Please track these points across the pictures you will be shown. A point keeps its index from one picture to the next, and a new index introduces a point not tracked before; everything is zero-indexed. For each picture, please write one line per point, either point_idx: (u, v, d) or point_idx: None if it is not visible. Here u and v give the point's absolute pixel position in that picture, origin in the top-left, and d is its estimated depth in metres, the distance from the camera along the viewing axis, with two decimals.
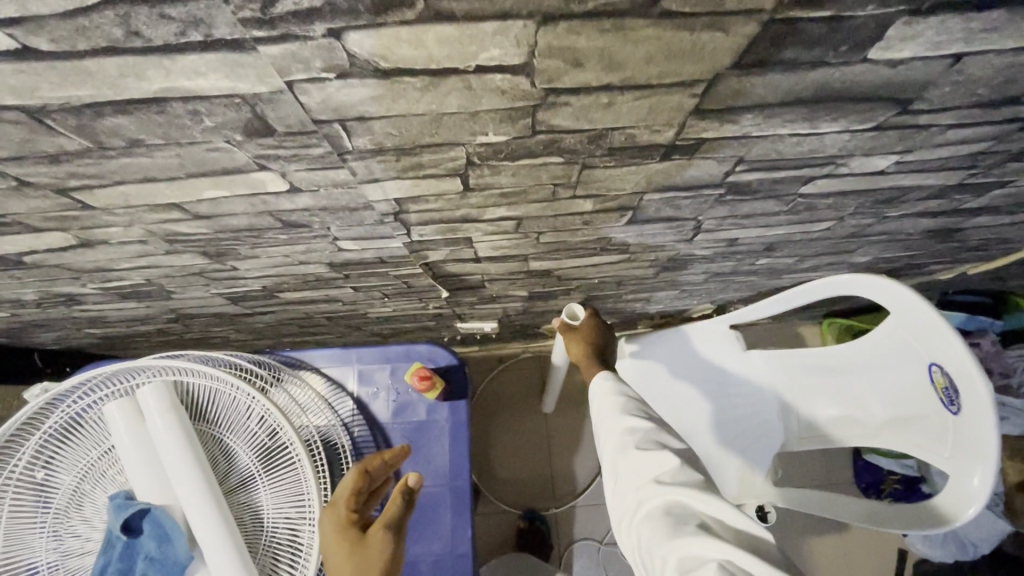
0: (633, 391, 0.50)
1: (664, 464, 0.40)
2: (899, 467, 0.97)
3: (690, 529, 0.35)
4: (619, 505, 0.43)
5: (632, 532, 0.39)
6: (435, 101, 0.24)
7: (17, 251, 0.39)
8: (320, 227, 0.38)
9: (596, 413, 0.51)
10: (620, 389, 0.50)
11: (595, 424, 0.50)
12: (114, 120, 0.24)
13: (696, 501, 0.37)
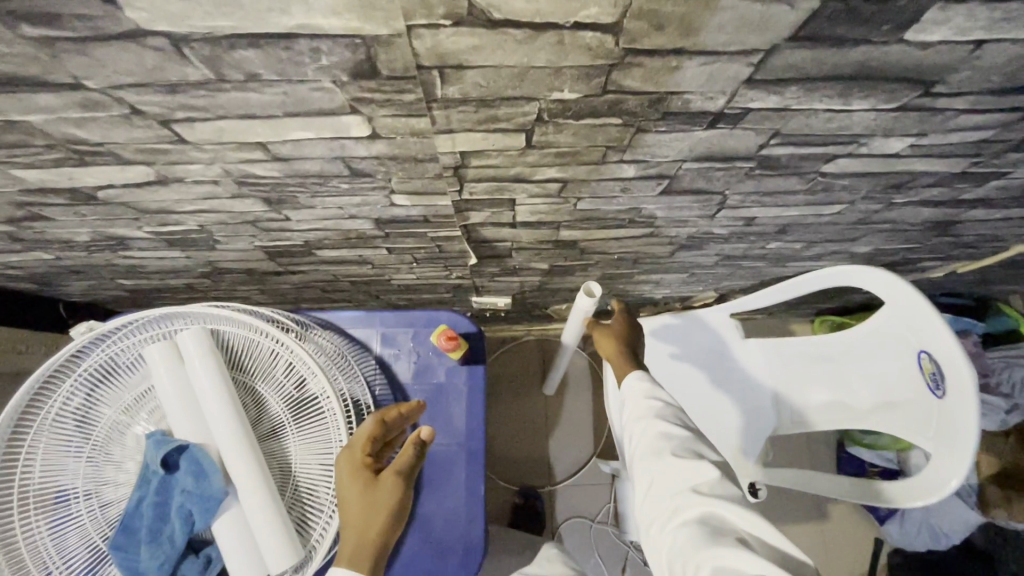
0: (666, 392, 0.55)
1: (703, 475, 0.44)
2: (880, 460, 1.03)
3: (728, 539, 0.39)
4: (650, 509, 0.47)
5: (664, 536, 0.43)
6: (528, 54, 0.27)
7: (95, 184, 0.41)
8: (382, 177, 0.42)
9: (630, 411, 0.55)
10: (655, 390, 0.54)
11: (627, 424, 0.55)
12: (242, 53, 0.27)
13: (734, 517, 0.41)
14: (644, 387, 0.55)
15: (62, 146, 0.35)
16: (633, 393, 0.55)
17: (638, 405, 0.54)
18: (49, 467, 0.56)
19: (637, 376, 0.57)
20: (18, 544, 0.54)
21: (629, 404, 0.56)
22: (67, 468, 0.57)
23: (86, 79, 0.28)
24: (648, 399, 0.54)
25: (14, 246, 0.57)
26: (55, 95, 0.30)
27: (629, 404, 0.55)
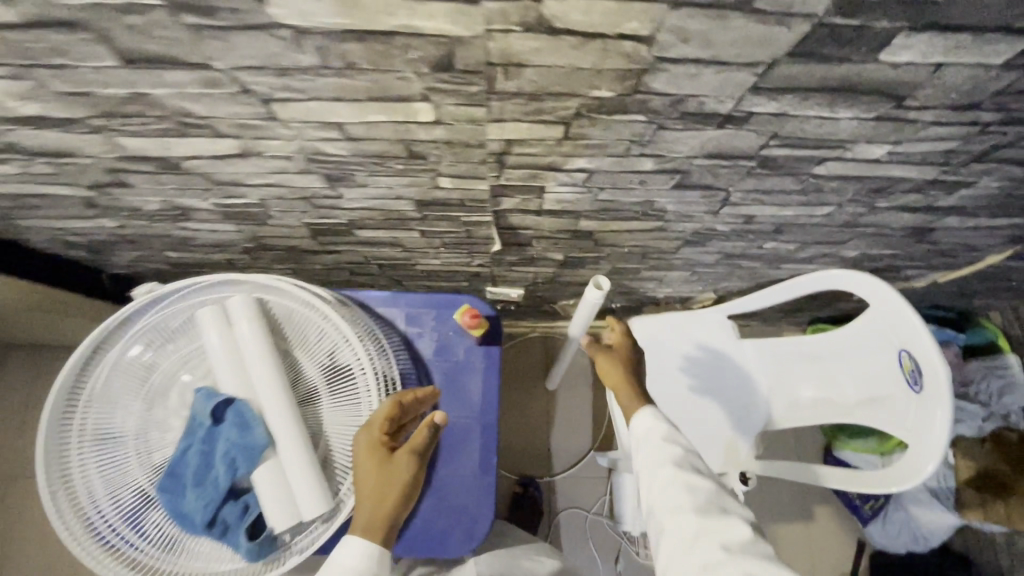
0: (681, 436, 0.58)
1: (734, 536, 0.47)
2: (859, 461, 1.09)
3: None
4: (671, 561, 0.49)
5: None
6: (578, 57, 0.34)
7: (183, 155, 0.48)
8: (434, 160, 0.48)
9: (643, 453, 0.57)
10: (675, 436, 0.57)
11: (638, 466, 0.57)
12: (348, 46, 0.33)
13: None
14: (665, 436, 0.57)
15: (173, 119, 0.42)
16: (655, 440, 0.57)
17: (660, 452, 0.55)
18: (106, 413, 0.63)
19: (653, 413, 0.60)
20: (78, 479, 0.62)
21: (647, 447, 0.57)
22: (120, 415, 0.63)
23: (214, 61, 0.35)
24: (674, 449, 0.55)
25: (87, 213, 0.63)
26: (184, 74, 0.36)
27: (647, 448, 0.57)
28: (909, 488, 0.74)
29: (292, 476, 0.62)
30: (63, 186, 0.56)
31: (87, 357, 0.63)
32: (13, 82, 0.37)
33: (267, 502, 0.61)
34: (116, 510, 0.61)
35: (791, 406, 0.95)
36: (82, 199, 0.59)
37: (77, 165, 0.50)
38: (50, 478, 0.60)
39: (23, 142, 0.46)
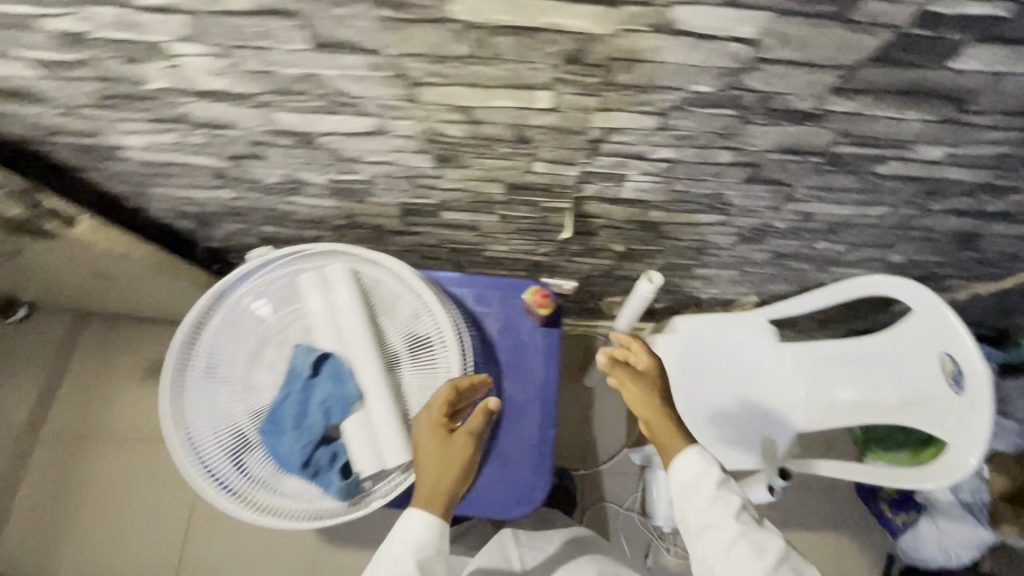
0: (730, 481, 0.62)
1: None
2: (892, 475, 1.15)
3: None
4: None
5: None
6: (690, 55, 0.41)
7: (323, 131, 0.55)
8: (537, 144, 0.55)
9: (698, 506, 0.60)
10: (728, 486, 0.61)
11: (693, 519, 0.60)
12: (500, 39, 0.41)
13: None
14: (720, 488, 0.60)
15: (330, 97, 0.49)
16: (712, 493, 0.60)
17: (718, 506, 0.59)
18: (220, 360, 0.71)
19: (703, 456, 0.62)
20: (193, 418, 0.69)
21: (702, 497, 0.60)
22: (232, 364, 0.71)
23: (387, 47, 0.42)
24: (732, 505, 0.59)
25: (212, 183, 0.71)
26: (357, 58, 0.44)
27: (703, 498, 0.60)
28: (946, 483, 0.78)
29: (379, 430, 0.68)
30: (205, 156, 0.64)
31: (205, 310, 0.71)
32: (214, 59, 0.45)
33: (357, 450, 0.68)
34: (220, 447, 0.69)
35: (828, 407, 1.01)
36: (215, 169, 0.67)
37: (227, 137, 0.59)
38: (170, 415, 0.68)
39: (194, 114, 0.54)
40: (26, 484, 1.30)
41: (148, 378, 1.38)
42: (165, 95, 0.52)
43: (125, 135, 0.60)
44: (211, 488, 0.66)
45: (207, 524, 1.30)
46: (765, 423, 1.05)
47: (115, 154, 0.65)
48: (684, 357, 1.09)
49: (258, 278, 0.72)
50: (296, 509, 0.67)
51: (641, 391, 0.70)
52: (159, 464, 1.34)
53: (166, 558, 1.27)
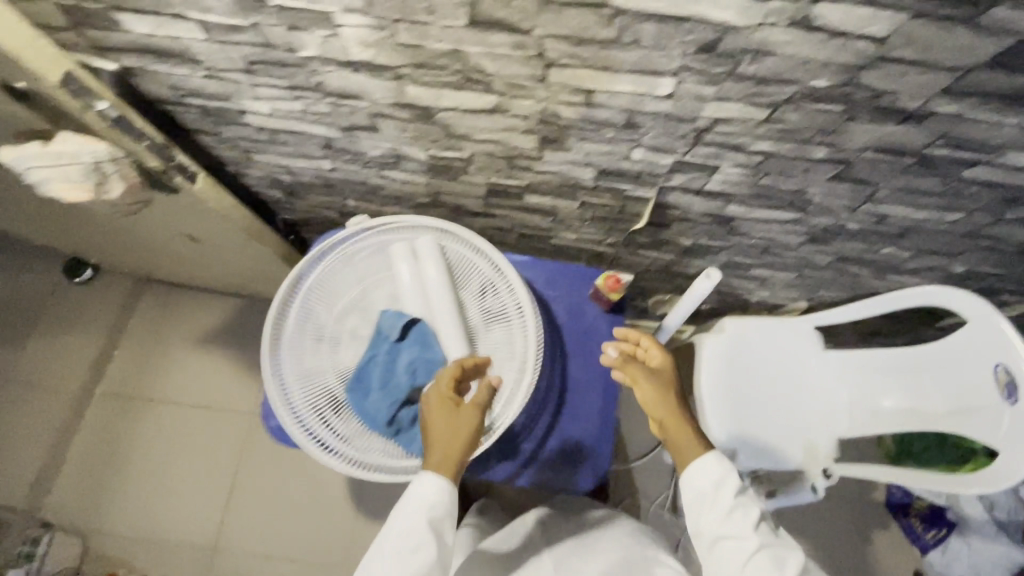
0: (747, 494, 0.65)
1: None
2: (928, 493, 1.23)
3: None
4: None
5: None
6: (817, 50, 0.44)
7: (444, 106, 0.60)
8: (643, 130, 0.59)
9: (716, 520, 0.63)
10: (745, 500, 0.64)
11: (710, 531, 0.63)
12: (645, 25, 0.45)
13: None
14: (738, 497, 0.64)
15: (464, 73, 0.54)
16: (730, 503, 0.63)
17: (736, 516, 0.63)
18: (315, 321, 0.76)
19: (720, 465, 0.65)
20: (288, 369, 0.75)
21: (720, 506, 0.63)
22: (325, 324, 0.77)
23: (536, 28, 0.47)
24: (750, 516, 0.62)
25: (316, 153, 0.76)
26: (504, 36, 0.48)
27: (720, 507, 0.63)
28: (993, 489, 0.81)
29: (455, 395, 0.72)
30: (320, 126, 0.69)
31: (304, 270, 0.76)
32: (371, 31, 0.50)
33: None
34: (310, 397, 0.74)
35: (871, 415, 1.03)
36: (324, 139, 0.72)
37: (350, 107, 0.63)
38: (270, 368, 0.73)
39: (329, 83, 0.59)
40: (80, 439, 1.34)
41: (201, 346, 1.42)
42: (308, 63, 0.56)
43: (254, 100, 0.65)
44: (304, 437, 0.72)
45: (249, 492, 1.34)
46: (806, 427, 1.07)
47: (237, 118, 0.69)
48: (730, 358, 1.08)
49: (354, 245, 0.77)
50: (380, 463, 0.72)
51: (657, 391, 0.71)
52: (207, 429, 1.38)
53: (210, 519, 1.31)
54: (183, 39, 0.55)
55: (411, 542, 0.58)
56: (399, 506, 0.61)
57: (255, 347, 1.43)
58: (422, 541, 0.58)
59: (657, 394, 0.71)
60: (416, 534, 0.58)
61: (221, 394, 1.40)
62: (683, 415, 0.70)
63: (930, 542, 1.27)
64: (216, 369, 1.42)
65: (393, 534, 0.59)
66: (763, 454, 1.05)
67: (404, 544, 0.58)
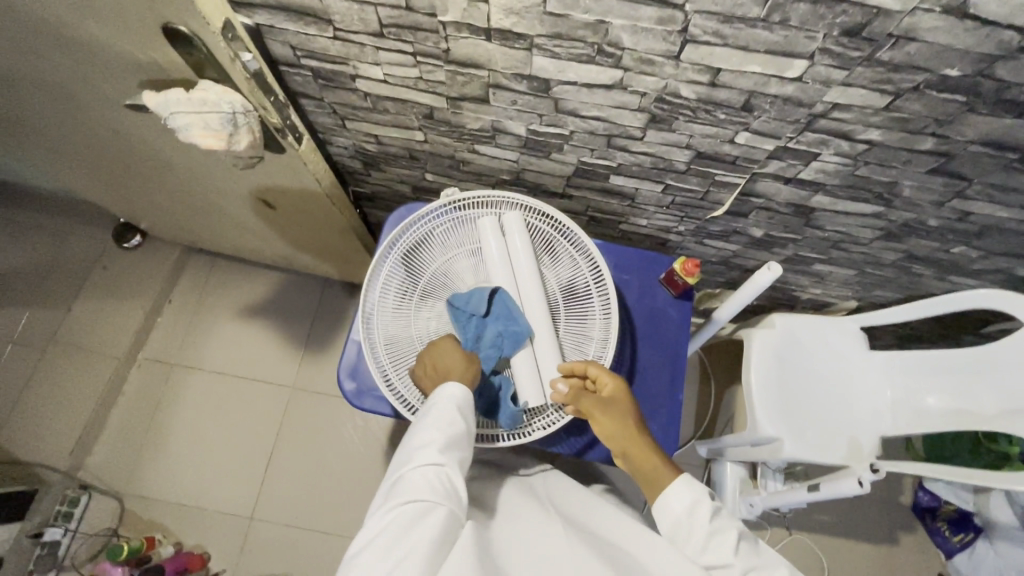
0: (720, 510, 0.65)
1: None
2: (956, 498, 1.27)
3: None
4: None
5: None
6: (961, 38, 0.47)
7: (565, 79, 0.62)
8: (757, 114, 0.61)
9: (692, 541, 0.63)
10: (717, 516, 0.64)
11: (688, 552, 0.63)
12: (799, 5, 0.47)
13: None
14: (713, 522, 0.64)
15: (599, 46, 0.56)
16: (705, 527, 0.63)
17: (714, 542, 0.62)
18: (405, 292, 0.80)
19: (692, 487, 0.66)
20: (378, 330, 0.78)
21: (696, 534, 0.63)
22: (414, 295, 0.80)
23: (689, 2, 0.49)
24: (728, 541, 0.62)
25: (412, 123, 0.78)
26: (653, 10, 0.50)
27: (698, 534, 0.63)
28: None
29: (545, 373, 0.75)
30: (428, 95, 0.70)
31: (394, 237, 0.79)
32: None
33: (524, 385, 0.74)
34: (397, 357, 0.78)
35: (917, 415, 1.06)
36: (427, 109, 0.74)
37: (468, 76, 0.65)
38: (363, 327, 0.77)
39: (456, 50, 0.61)
40: (122, 402, 1.35)
41: (244, 317, 1.44)
42: (443, 29, 0.58)
43: (372, 65, 0.66)
44: (394, 398, 0.76)
45: (287, 466, 1.34)
46: (853, 424, 1.09)
47: (346, 82, 0.71)
48: (782, 353, 1.10)
49: (443, 214, 0.79)
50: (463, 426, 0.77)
51: (614, 422, 0.73)
52: (247, 400, 1.38)
53: (246, 491, 1.31)
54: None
55: (448, 417, 0.67)
56: (434, 393, 0.69)
57: (298, 321, 1.44)
58: (456, 416, 0.67)
59: (614, 423, 0.73)
60: (450, 408, 0.67)
61: (262, 367, 1.41)
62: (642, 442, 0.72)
63: (956, 546, 1.30)
64: (258, 341, 1.42)
65: (429, 412, 0.67)
66: (810, 450, 1.05)
67: (440, 416, 0.67)
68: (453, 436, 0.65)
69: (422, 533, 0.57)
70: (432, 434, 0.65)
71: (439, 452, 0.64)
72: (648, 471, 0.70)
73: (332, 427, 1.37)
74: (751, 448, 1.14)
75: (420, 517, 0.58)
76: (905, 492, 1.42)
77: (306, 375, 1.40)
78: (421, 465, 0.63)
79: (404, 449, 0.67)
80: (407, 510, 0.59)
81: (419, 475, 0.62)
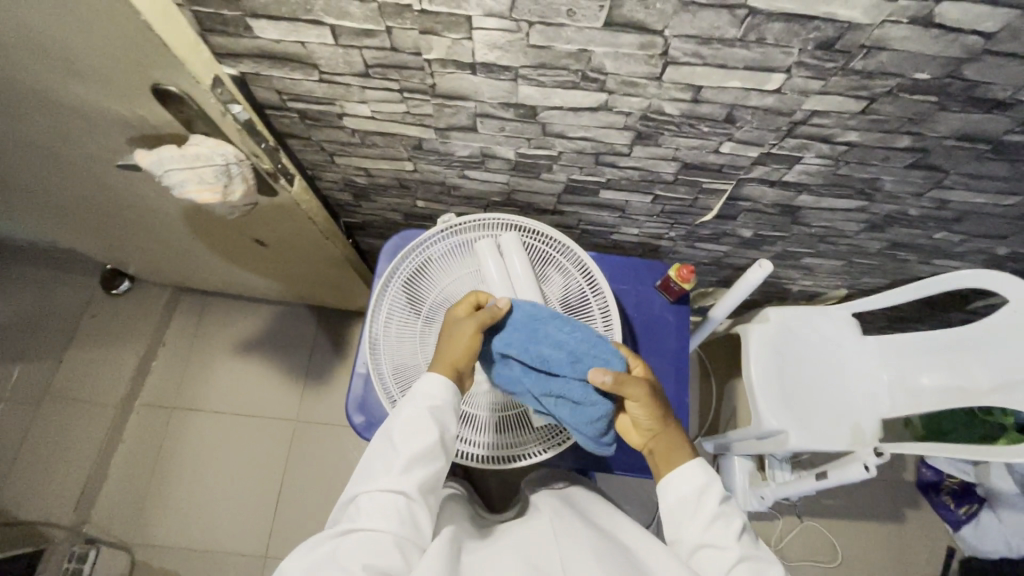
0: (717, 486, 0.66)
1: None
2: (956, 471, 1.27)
3: None
4: None
5: None
6: (929, 45, 0.49)
7: (551, 105, 0.63)
8: (739, 125, 0.63)
9: (688, 516, 0.65)
10: (715, 488, 0.66)
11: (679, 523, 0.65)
12: (772, 25, 0.49)
13: None
14: (721, 506, 0.65)
15: (583, 73, 0.57)
16: (713, 511, 0.64)
17: (718, 526, 0.63)
18: (409, 319, 0.80)
19: (702, 473, 0.66)
20: (385, 362, 0.79)
21: (703, 513, 0.64)
22: (417, 323, 0.80)
23: (667, 28, 0.50)
24: (733, 526, 0.63)
25: (401, 154, 0.78)
26: (635, 37, 0.52)
27: (704, 516, 0.64)
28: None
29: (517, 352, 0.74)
30: (416, 127, 0.71)
31: (392, 269, 0.79)
32: (504, 33, 0.53)
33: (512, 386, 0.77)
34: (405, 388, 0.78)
35: (916, 395, 1.08)
36: (415, 141, 0.74)
37: (455, 108, 0.66)
38: (369, 360, 0.78)
39: (443, 84, 0.62)
40: (122, 451, 1.32)
41: (241, 352, 1.42)
42: (428, 65, 0.59)
43: (359, 103, 0.67)
44: None
45: (296, 501, 1.33)
46: (854, 410, 1.11)
47: (334, 121, 0.71)
48: (778, 344, 1.12)
49: (438, 242, 0.80)
50: (485, 454, 0.77)
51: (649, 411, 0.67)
52: (251, 436, 1.37)
53: (258, 530, 1.30)
54: (310, 45, 0.58)
55: (411, 430, 0.64)
56: (403, 401, 0.67)
57: (296, 354, 1.43)
58: (422, 428, 0.64)
59: (653, 410, 0.66)
60: (415, 422, 0.64)
61: (265, 401, 1.39)
62: (667, 425, 0.68)
63: (961, 517, 1.33)
64: (256, 375, 1.41)
65: (393, 431, 0.65)
66: (815, 440, 1.07)
67: (403, 430, 0.64)
68: (414, 455, 0.63)
69: (362, 559, 0.56)
70: (393, 453, 0.63)
71: (398, 471, 0.62)
72: (671, 452, 0.68)
73: (340, 456, 1.36)
74: (757, 441, 1.15)
75: (366, 542, 0.57)
76: (909, 469, 1.44)
77: (308, 408, 1.39)
78: (377, 485, 0.61)
79: (365, 464, 0.65)
80: (360, 541, 0.57)
81: (376, 502, 0.60)
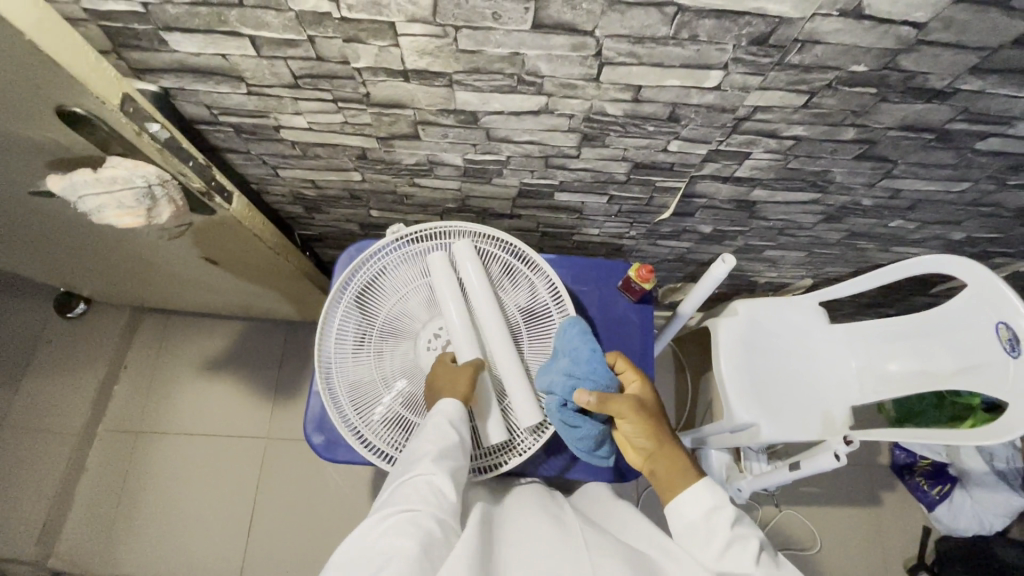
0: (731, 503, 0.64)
1: None
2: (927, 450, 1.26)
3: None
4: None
5: None
6: (863, 37, 0.48)
7: (491, 110, 0.61)
8: (684, 123, 0.62)
9: (703, 537, 0.63)
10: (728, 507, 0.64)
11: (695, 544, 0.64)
12: (705, 22, 0.47)
13: None
14: (733, 529, 0.62)
15: (519, 76, 0.55)
16: (726, 535, 0.62)
17: (732, 551, 0.61)
18: (362, 333, 0.77)
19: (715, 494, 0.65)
20: (338, 379, 0.76)
21: (715, 540, 0.62)
22: (371, 337, 0.78)
23: (598, 28, 0.48)
24: (750, 550, 0.60)
25: (347, 164, 0.76)
26: (565, 38, 0.50)
27: (717, 541, 0.62)
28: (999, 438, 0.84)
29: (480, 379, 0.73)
30: (357, 137, 0.69)
31: (342, 283, 0.77)
32: (431, 39, 0.51)
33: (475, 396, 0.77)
34: (360, 404, 0.76)
35: (883, 382, 1.08)
36: (359, 151, 0.72)
37: (393, 116, 0.64)
38: (321, 377, 0.75)
39: (379, 93, 0.59)
40: (85, 480, 1.28)
41: (206, 371, 1.38)
42: (359, 74, 0.56)
43: (294, 115, 0.64)
44: (363, 447, 0.74)
45: (271, 521, 1.29)
46: (824, 399, 1.11)
47: (271, 134, 0.69)
48: (746, 337, 1.12)
49: (389, 253, 0.78)
50: None
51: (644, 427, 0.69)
52: (221, 457, 1.33)
53: (232, 553, 1.26)
54: (232, 57, 0.55)
55: (439, 426, 0.66)
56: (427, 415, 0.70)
57: (264, 369, 1.39)
58: (449, 426, 0.67)
59: (644, 429, 0.69)
60: (440, 421, 0.67)
61: (233, 420, 1.36)
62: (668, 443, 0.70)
63: (935, 497, 1.31)
64: (224, 395, 1.37)
65: (425, 426, 0.67)
66: (788, 431, 1.07)
67: (431, 428, 0.66)
68: (442, 447, 0.64)
69: (404, 539, 0.54)
70: (426, 444, 0.65)
71: (433, 458, 0.63)
72: (674, 470, 0.68)
73: (314, 472, 1.33)
74: (732, 434, 1.14)
75: (405, 524, 0.56)
76: (883, 453, 1.46)
77: (279, 425, 1.36)
78: (414, 474, 0.62)
79: (399, 467, 0.65)
80: (399, 523, 0.56)
81: (411, 489, 0.60)
